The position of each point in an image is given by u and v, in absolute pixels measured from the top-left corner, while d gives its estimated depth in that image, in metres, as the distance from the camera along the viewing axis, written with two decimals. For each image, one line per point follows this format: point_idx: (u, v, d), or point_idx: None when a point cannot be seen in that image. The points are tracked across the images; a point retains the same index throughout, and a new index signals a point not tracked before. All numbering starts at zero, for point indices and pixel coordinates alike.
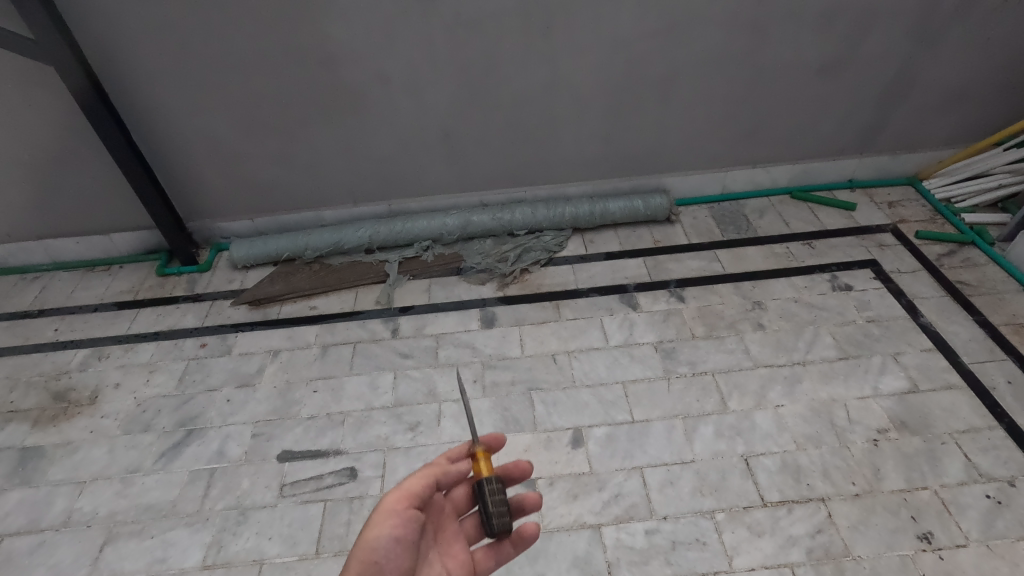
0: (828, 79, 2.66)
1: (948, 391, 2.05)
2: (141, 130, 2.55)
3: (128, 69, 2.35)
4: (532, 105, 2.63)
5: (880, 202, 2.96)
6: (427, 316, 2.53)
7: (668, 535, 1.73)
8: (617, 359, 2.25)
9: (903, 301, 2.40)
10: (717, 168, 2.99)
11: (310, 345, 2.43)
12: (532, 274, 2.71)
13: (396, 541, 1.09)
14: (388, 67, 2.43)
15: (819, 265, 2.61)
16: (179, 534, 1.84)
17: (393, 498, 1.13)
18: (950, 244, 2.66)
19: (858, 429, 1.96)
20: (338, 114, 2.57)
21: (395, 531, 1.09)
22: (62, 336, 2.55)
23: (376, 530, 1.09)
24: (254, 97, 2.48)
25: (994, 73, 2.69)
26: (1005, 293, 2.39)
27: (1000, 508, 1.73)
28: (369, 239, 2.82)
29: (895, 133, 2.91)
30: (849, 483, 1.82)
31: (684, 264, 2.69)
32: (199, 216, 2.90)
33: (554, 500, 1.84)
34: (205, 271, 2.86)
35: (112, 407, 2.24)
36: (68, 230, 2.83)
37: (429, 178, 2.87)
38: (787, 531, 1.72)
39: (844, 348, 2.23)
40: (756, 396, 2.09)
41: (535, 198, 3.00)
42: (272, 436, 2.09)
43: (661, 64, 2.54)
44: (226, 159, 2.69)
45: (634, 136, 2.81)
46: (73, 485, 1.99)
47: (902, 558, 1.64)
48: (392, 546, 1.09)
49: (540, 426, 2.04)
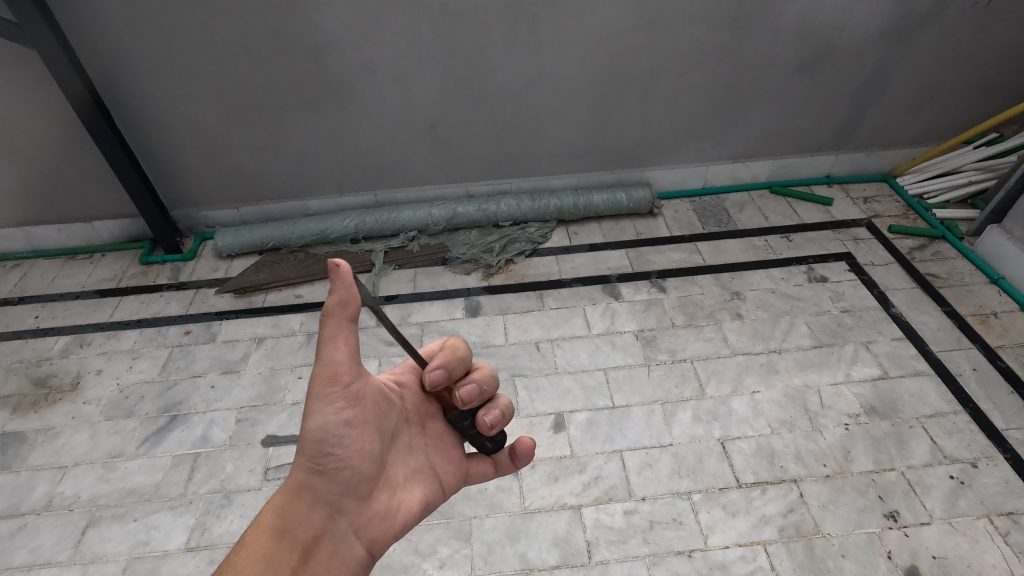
0: (808, 76, 2.73)
1: (916, 377, 2.13)
2: (124, 117, 2.53)
3: (111, 56, 2.33)
4: (518, 97, 2.66)
5: (856, 197, 3.05)
6: (412, 305, 2.55)
7: (647, 515, 1.78)
8: (599, 347, 2.30)
9: (875, 292, 2.48)
10: (698, 162, 3.06)
11: (295, 333, 2.44)
12: (516, 264, 2.74)
13: (349, 423, 1.03)
14: (375, 57, 2.45)
15: (796, 257, 2.68)
16: (162, 517, 1.85)
17: (321, 379, 0.99)
18: (922, 237, 2.74)
19: (831, 413, 2.03)
20: (324, 103, 2.58)
21: (346, 413, 1.02)
22: (42, 323, 2.53)
23: (322, 413, 1.01)
24: (239, 85, 2.49)
25: (966, 73, 2.77)
26: (973, 285, 2.47)
27: (963, 488, 1.80)
28: (354, 229, 2.84)
29: (870, 131, 3.00)
30: (821, 465, 1.88)
31: (664, 255, 2.74)
32: (183, 205, 2.90)
33: (535, 482, 1.87)
34: (189, 260, 2.86)
35: (95, 393, 2.23)
36: (49, 218, 2.81)
37: (415, 169, 2.89)
38: (760, 510, 1.77)
39: (819, 337, 2.30)
40: (733, 382, 2.14)
41: (520, 189, 3.05)
42: (257, 421, 2.10)
43: (644, 58, 2.58)
44: (211, 147, 2.69)
45: (618, 129, 2.85)
46: (55, 470, 1.98)
47: (869, 535, 1.71)
48: (345, 429, 1.02)
49: (522, 410, 2.08)
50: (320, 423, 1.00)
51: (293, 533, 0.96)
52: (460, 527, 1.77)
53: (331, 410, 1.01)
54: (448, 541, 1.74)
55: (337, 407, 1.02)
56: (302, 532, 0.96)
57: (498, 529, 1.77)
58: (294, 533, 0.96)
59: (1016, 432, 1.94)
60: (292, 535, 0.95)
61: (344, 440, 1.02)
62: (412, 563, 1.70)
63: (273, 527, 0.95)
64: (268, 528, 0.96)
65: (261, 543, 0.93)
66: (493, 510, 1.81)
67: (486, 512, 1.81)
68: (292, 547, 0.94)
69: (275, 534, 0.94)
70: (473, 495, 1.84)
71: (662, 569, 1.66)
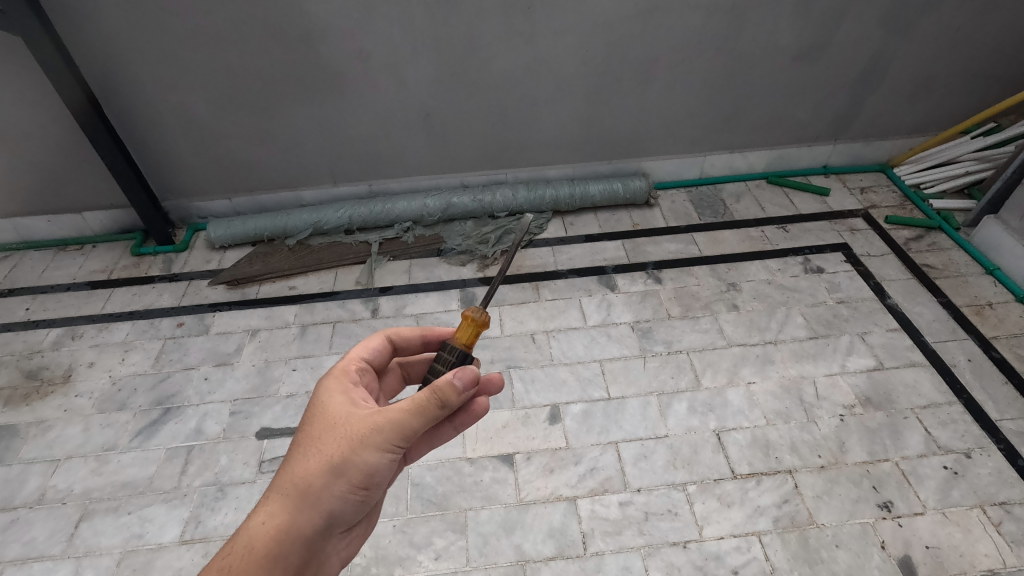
0: (805, 65, 2.70)
1: (911, 368, 2.13)
2: (113, 106, 2.49)
3: (99, 44, 2.29)
4: (513, 86, 2.63)
5: (853, 188, 3.04)
6: (407, 297, 2.53)
7: (642, 507, 1.78)
8: (595, 338, 2.29)
9: (871, 283, 2.47)
10: (695, 152, 3.04)
11: (289, 324, 2.43)
12: (512, 255, 2.73)
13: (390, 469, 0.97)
14: (368, 45, 2.41)
15: (792, 248, 2.67)
16: (156, 510, 1.84)
17: (395, 430, 0.93)
18: (918, 228, 2.74)
19: (826, 404, 2.03)
20: (317, 92, 2.55)
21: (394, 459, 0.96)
22: (33, 315, 2.50)
23: (378, 455, 0.93)
24: (230, 73, 2.44)
25: (964, 62, 2.75)
26: (969, 276, 2.47)
27: (956, 478, 1.81)
28: (348, 220, 2.81)
29: (868, 121, 2.98)
30: (815, 456, 1.88)
31: (661, 247, 2.73)
32: (175, 195, 2.87)
33: (531, 474, 1.87)
34: (181, 251, 2.83)
35: (87, 386, 2.21)
36: (39, 209, 2.78)
37: (409, 159, 2.87)
38: (755, 501, 1.78)
39: (815, 328, 2.29)
40: (729, 373, 2.14)
41: (515, 180, 3.02)
42: (251, 414, 2.09)
43: (641, 47, 2.55)
44: (203, 136, 2.65)
45: (615, 119, 2.83)
46: (47, 463, 1.97)
47: (863, 525, 1.71)
48: (388, 472, 0.96)
49: (518, 402, 2.07)
50: (370, 462, 0.93)
51: (286, 560, 0.89)
52: (455, 519, 1.77)
53: (387, 454, 0.94)
54: (444, 532, 1.74)
55: (391, 453, 0.95)
56: (296, 558, 0.90)
57: (493, 520, 1.77)
58: (288, 560, 0.89)
59: (1010, 423, 1.95)
60: (285, 561, 0.89)
61: (383, 479, 0.97)
62: (407, 555, 1.70)
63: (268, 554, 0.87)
64: (261, 553, 0.87)
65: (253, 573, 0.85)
66: (488, 502, 1.81)
67: (481, 504, 1.80)
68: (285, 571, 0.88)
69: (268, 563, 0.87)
70: (468, 487, 1.85)
71: (657, 560, 1.66)
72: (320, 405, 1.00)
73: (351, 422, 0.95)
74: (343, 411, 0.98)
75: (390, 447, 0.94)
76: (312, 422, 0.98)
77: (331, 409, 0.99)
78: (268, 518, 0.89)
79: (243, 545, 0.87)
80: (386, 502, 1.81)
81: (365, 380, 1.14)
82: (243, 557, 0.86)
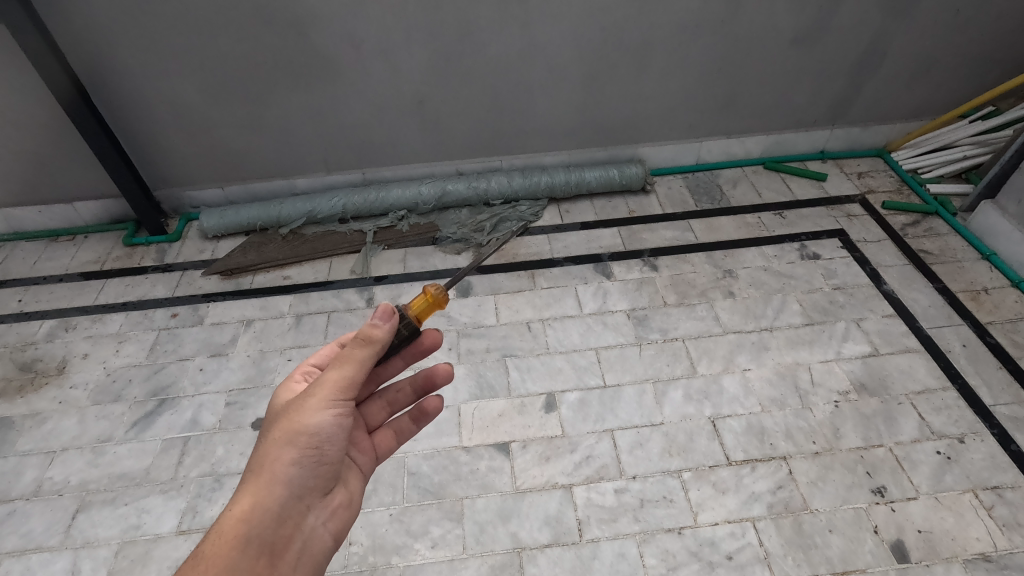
0: (804, 49, 2.67)
1: (906, 354, 2.14)
2: (102, 95, 2.45)
3: (85, 31, 2.24)
4: (508, 71, 2.59)
5: (850, 173, 3.02)
6: (402, 286, 2.52)
7: (637, 494, 1.79)
8: (591, 326, 2.29)
9: (868, 269, 2.47)
10: (692, 138, 3.01)
11: (284, 315, 2.41)
12: (508, 244, 2.71)
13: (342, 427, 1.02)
14: (359, 30, 2.37)
15: (789, 234, 2.66)
16: (153, 501, 1.84)
17: (330, 386, 1.02)
18: (915, 213, 2.73)
19: (821, 391, 2.04)
20: (309, 79, 2.51)
21: (340, 417, 1.02)
22: (26, 307, 2.49)
23: (320, 413, 1.00)
24: (219, 60, 2.40)
25: (964, 45, 2.72)
26: (965, 261, 2.47)
27: (950, 463, 1.82)
28: (342, 208, 2.79)
29: (867, 105, 2.95)
30: (810, 442, 1.89)
31: (657, 234, 2.71)
32: (167, 184, 2.84)
33: (527, 462, 1.88)
34: (174, 241, 2.80)
35: (81, 377, 2.20)
36: (29, 199, 2.75)
37: (403, 146, 2.84)
38: (750, 488, 1.79)
39: (811, 315, 2.29)
40: (724, 361, 2.14)
41: (511, 167, 3.00)
42: (247, 404, 2.09)
43: (637, 31, 2.51)
44: (194, 125, 2.61)
45: (611, 104, 2.80)
46: (43, 455, 1.97)
47: (856, 510, 1.73)
48: (337, 429, 1.01)
49: (513, 391, 2.08)
50: (313, 423, 0.99)
51: (257, 536, 0.90)
52: (452, 507, 1.78)
53: (329, 412, 1.01)
54: (440, 521, 1.75)
55: (333, 410, 1.01)
56: (269, 533, 0.92)
57: (489, 509, 1.77)
58: (259, 535, 0.90)
59: (1004, 407, 1.96)
60: (253, 537, 0.90)
61: (337, 439, 1.02)
62: (404, 544, 1.71)
63: (237, 530, 0.89)
64: (230, 535, 0.88)
65: (222, 553, 0.86)
66: (484, 490, 1.82)
67: (477, 492, 1.81)
68: (257, 546, 0.90)
69: (237, 541, 0.88)
70: (465, 476, 1.85)
71: (652, 547, 1.68)
72: (270, 411, 1.07)
73: (290, 402, 1.02)
74: (282, 401, 1.04)
75: (331, 404, 1.01)
76: (259, 424, 1.04)
77: (275, 401, 1.04)
78: (232, 504, 0.92)
79: (213, 532, 0.89)
80: (383, 491, 1.82)
81: None
82: (213, 542, 0.87)
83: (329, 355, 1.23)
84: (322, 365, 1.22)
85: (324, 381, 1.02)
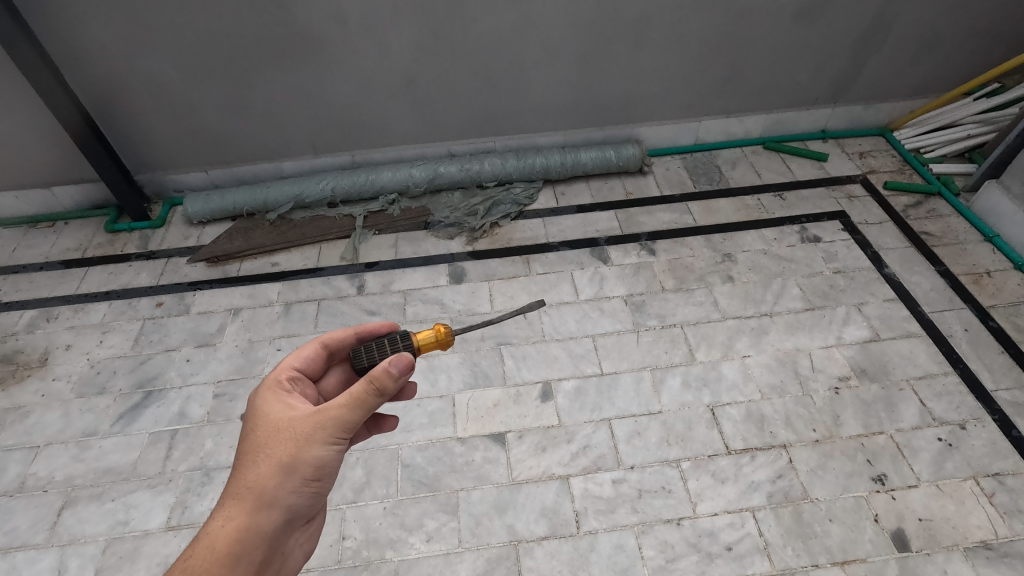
0: (807, 24, 2.57)
1: (908, 339, 2.10)
2: (75, 75, 2.34)
3: (55, 7, 2.12)
4: (500, 49, 2.50)
5: (851, 152, 2.96)
6: (394, 272, 2.46)
7: (635, 484, 1.76)
8: (588, 313, 2.24)
9: (869, 252, 2.42)
10: (690, 117, 2.93)
11: (273, 303, 2.35)
12: (502, 228, 2.64)
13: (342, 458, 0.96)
14: (345, 5, 2.26)
15: (789, 216, 2.60)
16: (141, 496, 1.80)
17: (337, 420, 0.93)
18: (917, 194, 2.67)
19: (821, 377, 2.00)
20: (293, 58, 2.41)
21: (340, 451, 0.96)
22: (5, 297, 2.41)
23: (324, 445, 0.93)
24: (198, 38, 2.29)
25: (971, 19, 2.63)
26: (968, 243, 2.43)
27: (950, 450, 1.80)
28: (331, 192, 2.71)
29: (870, 82, 2.87)
30: (810, 430, 1.86)
31: (655, 217, 2.65)
32: (148, 168, 2.74)
33: (523, 453, 1.85)
34: (158, 227, 2.72)
35: (64, 369, 2.14)
36: (5, 184, 2.65)
37: (393, 128, 2.74)
38: (749, 477, 1.76)
39: (811, 300, 2.25)
40: (724, 347, 2.10)
41: (504, 148, 2.91)
42: (236, 396, 2.04)
43: (635, 5, 2.41)
44: (174, 106, 2.51)
45: (607, 83, 2.71)
46: (26, 450, 1.92)
47: (856, 499, 1.71)
48: (337, 461, 0.96)
49: (508, 380, 2.03)
50: (315, 455, 0.92)
51: (248, 559, 0.83)
52: (447, 500, 1.75)
53: (332, 445, 0.93)
54: (435, 514, 1.72)
55: (337, 444, 0.94)
56: (258, 557, 0.85)
57: (485, 501, 1.74)
58: (250, 558, 0.84)
59: (1005, 393, 1.94)
60: (247, 558, 0.83)
61: (336, 471, 0.95)
62: (399, 538, 1.68)
63: (228, 553, 0.81)
64: (219, 555, 0.81)
65: (211, 573, 0.79)
66: (480, 482, 1.78)
67: (473, 484, 1.78)
68: (249, 572, 0.83)
69: (228, 562, 0.81)
70: (460, 467, 1.82)
71: (650, 538, 1.65)
72: (261, 414, 0.97)
73: (295, 423, 0.94)
74: (281, 418, 0.95)
75: (334, 439, 0.94)
76: (255, 431, 0.95)
77: (273, 416, 0.96)
78: (226, 519, 0.84)
79: (201, 550, 0.81)
80: (376, 484, 1.79)
81: (300, 389, 1.11)
82: (203, 561, 0.80)
83: (312, 356, 1.15)
84: (303, 366, 1.14)
85: (332, 413, 0.93)
